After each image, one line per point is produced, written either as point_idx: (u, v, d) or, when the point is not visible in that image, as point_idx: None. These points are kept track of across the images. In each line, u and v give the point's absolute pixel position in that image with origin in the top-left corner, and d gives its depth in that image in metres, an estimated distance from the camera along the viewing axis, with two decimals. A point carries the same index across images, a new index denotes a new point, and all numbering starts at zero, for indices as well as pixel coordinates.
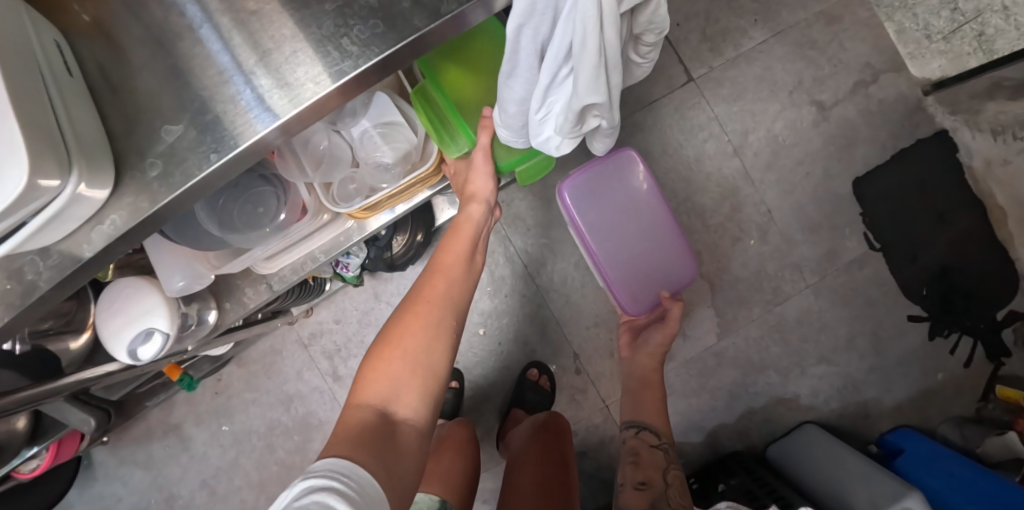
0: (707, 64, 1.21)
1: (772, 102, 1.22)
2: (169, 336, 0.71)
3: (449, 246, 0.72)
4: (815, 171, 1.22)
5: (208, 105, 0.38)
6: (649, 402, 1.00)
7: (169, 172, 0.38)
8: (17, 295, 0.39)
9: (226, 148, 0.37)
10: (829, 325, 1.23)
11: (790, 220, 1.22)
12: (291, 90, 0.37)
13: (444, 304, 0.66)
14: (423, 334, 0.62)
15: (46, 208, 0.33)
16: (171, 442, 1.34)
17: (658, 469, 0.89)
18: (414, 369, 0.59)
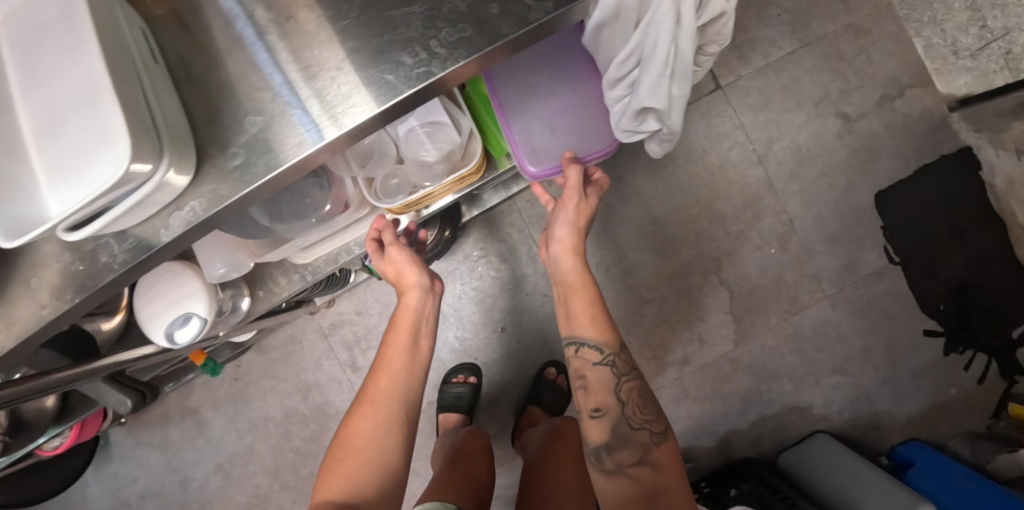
0: (735, 72, 1.22)
1: (797, 113, 1.23)
2: (207, 320, 0.72)
3: (392, 338, 0.72)
4: (838, 182, 1.23)
5: (293, 98, 0.39)
6: (581, 308, 0.73)
7: (251, 161, 0.38)
8: (91, 276, 0.40)
9: (310, 140, 0.38)
10: (845, 336, 1.24)
11: (810, 230, 1.23)
12: (364, 97, 0.38)
13: (391, 395, 0.68)
14: (375, 429, 0.66)
15: (136, 192, 0.33)
16: (187, 425, 1.36)
17: (609, 389, 0.71)
18: (368, 463, 0.64)
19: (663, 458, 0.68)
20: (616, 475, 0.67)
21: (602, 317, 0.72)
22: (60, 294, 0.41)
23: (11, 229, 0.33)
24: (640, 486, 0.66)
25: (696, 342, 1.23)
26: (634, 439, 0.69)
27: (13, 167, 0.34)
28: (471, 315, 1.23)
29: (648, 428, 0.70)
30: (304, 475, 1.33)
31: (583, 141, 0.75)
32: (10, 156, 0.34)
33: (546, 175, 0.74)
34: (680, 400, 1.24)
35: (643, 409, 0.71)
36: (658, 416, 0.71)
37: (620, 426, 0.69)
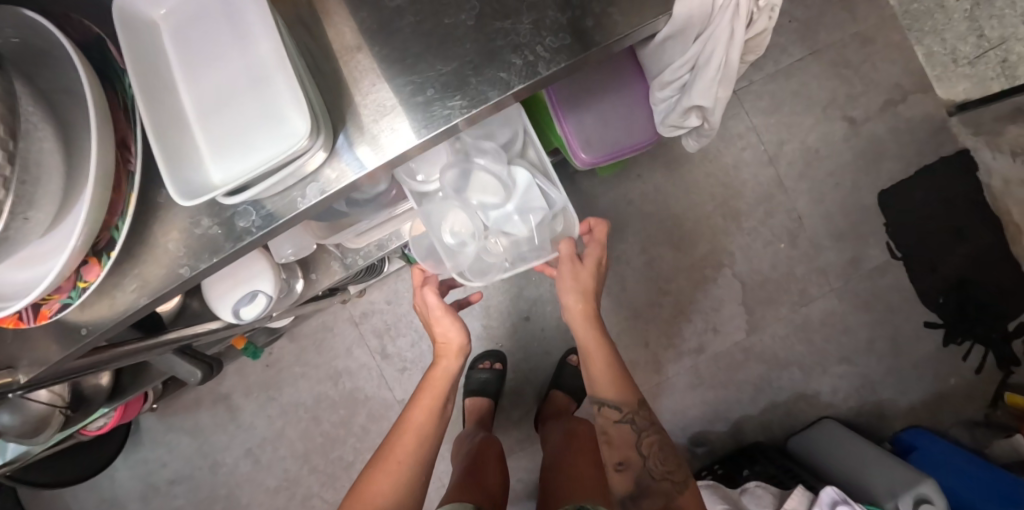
0: (748, 77, 1.29)
1: (807, 116, 1.30)
2: (273, 297, 0.79)
3: (422, 397, 0.80)
4: (845, 181, 1.30)
5: (421, 88, 0.45)
6: (599, 370, 0.83)
7: (381, 142, 0.45)
8: (229, 238, 0.46)
9: (434, 124, 0.44)
10: (851, 327, 1.31)
11: (818, 226, 1.30)
12: (479, 92, 0.44)
13: (424, 430, 0.77)
14: (395, 479, 0.72)
15: (295, 165, 0.40)
16: (219, 410, 1.41)
17: (630, 445, 0.82)
18: None
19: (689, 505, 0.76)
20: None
21: (618, 374, 0.84)
22: (196, 254, 0.47)
23: (184, 192, 0.39)
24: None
25: (710, 331, 1.30)
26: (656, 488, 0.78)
27: (184, 143, 0.41)
28: (497, 305, 1.29)
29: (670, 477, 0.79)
30: (333, 459, 1.39)
31: (628, 129, 0.81)
32: (182, 133, 0.41)
33: (597, 161, 0.82)
34: (696, 386, 1.30)
35: (664, 461, 0.81)
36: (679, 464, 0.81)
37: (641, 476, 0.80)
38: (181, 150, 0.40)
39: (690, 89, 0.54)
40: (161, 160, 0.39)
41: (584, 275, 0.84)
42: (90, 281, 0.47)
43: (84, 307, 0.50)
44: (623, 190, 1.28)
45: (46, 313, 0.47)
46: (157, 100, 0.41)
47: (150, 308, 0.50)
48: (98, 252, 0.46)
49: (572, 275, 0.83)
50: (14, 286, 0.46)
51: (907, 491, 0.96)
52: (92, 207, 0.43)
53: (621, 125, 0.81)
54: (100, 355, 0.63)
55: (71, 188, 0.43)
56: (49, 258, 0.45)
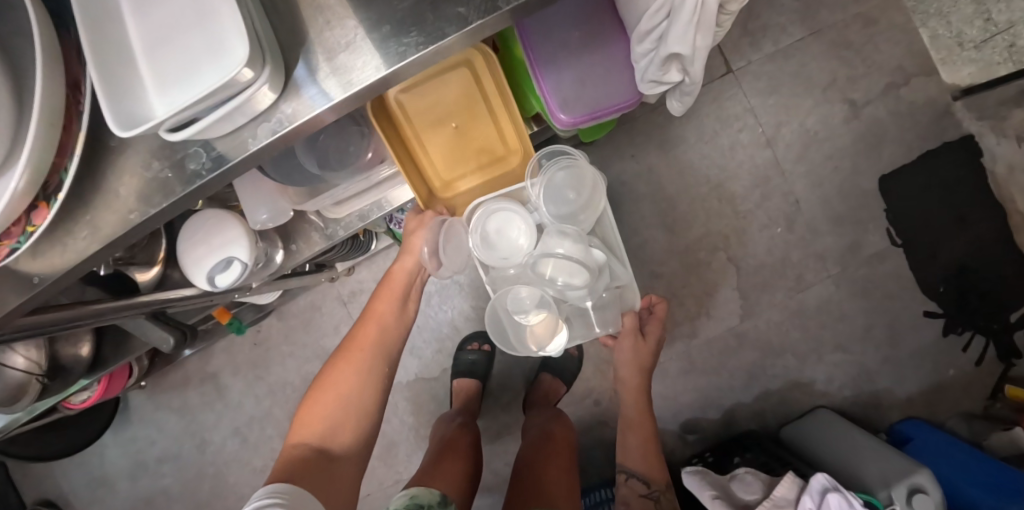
0: (746, 57, 1.27)
1: (806, 98, 1.27)
2: (248, 265, 0.75)
3: (384, 294, 0.87)
4: (844, 165, 1.28)
5: (377, 24, 0.42)
6: (640, 444, 0.98)
7: (335, 80, 0.43)
8: (180, 182, 0.44)
9: (390, 62, 0.42)
10: (848, 315, 1.28)
11: (816, 211, 1.27)
12: (436, 28, 0.42)
13: (369, 351, 0.81)
14: (355, 376, 0.79)
15: (239, 99, 0.38)
16: (207, 389, 1.40)
17: None
18: (343, 404, 0.76)
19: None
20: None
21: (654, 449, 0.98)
22: (147, 200, 0.46)
23: (123, 123, 0.37)
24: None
25: (703, 316, 1.27)
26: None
27: (126, 74, 0.39)
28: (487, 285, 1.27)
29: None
30: None
31: (607, 91, 0.79)
32: (124, 64, 0.39)
33: (576, 122, 0.79)
34: (687, 372, 1.28)
35: None
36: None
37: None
38: (122, 81, 0.38)
39: (667, 35, 0.52)
40: (101, 91, 0.37)
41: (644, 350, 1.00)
42: (38, 226, 0.45)
43: (36, 255, 0.48)
44: (616, 171, 1.26)
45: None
46: (101, 31, 0.39)
47: (103, 256, 0.48)
48: (47, 197, 0.44)
49: (630, 355, 0.99)
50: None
51: (901, 481, 0.93)
52: (36, 146, 0.41)
53: (601, 88, 0.79)
54: (57, 313, 0.62)
55: (18, 126, 0.41)
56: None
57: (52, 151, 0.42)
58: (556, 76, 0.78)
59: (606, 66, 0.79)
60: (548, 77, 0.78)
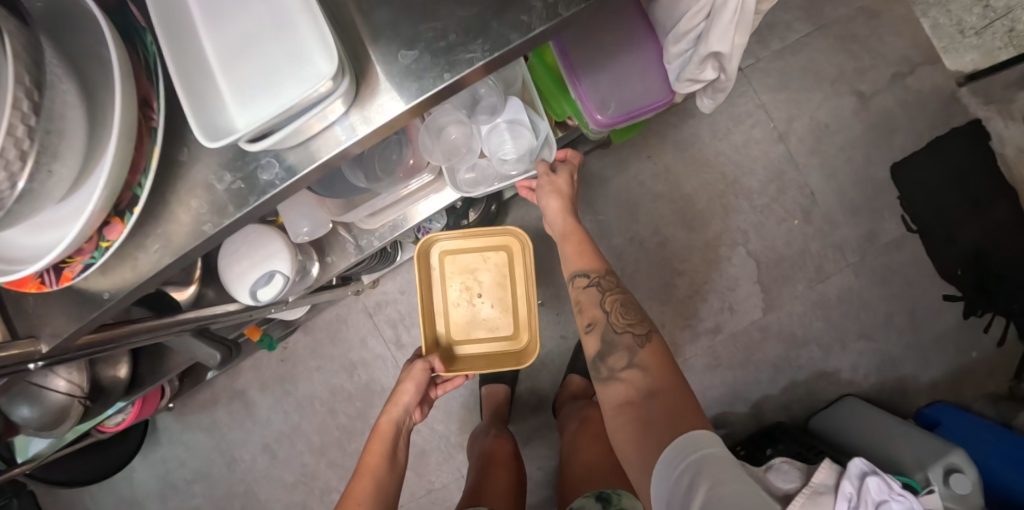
0: (754, 55, 1.29)
1: (815, 92, 1.29)
2: (290, 277, 0.77)
3: (371, 447, 0.82)
4: (856, 156, 1.30)
5: (442, 35, 0.44)
6: (573, 249, 0.86)
7: (402, 91, 0.45)
8: (253, 192, 0.46)
9: (457, 70, 0.44)
10: (869, 303, 1.30)
11: (831, 202, 1.29)
12: (500, 37, 0.44)
13: (371, 507, 0.74)
14: None
15: (318, 110, 0.40)
16: (235, 407, 1.41)
17: (598, 305, 0.79)
18: None
19: (649, 359, 0.71)
20: (609, 383, 0.72)
21: (589, 249, 0.85)
22: (219, 211, 0.47)
23: (209, 134, 0.39)
24: (625, 389, 0.69)
25: (726, 311, 1.29)
26: (618, 342, 0.74)
27: (207, 89, 0.41)
28: None
29: (633, 331, 0.75)
30: (350, 452, 1.38)
31: (643, 92, 0.81)
32: (204, 80, 0.41)
33: (614, 123, 0.81)
34: (713, 367, 1.29)
35: (626, 315, 0.77)
36: (641, 317, 0.77)
37: (606, 332, 0.76)
38: (205, 96, 0.40)
39: (707, 35, 0.55)
40: (187, 107, 0.39)
41: (561, 184, 0.87)
42: (113, 241, 0.46)
43: (107, 270, 0.49)
44: (633, 172, 1.28)
45: (70, 274, 0.46)
46: (181, 49, 0.41)
47: (175, 268, 0.50)
48: (120, 212, 0.46)
49: (550, 193, 0.87)
50: (33, 246, 0.45)
51: (936, 461, 0.95)
52: (113, 161, 0.42)
53: (637, 89, 0.82)
54: (114, 329, 0.63)
55: (93, 142, 0.42)
56: (70, 219, 0.44)
57: (127, 166, 0.43)
58: (593, 81, 0.81)
59: (640, 66, 0.81)
60: (585, 82, 0.81)
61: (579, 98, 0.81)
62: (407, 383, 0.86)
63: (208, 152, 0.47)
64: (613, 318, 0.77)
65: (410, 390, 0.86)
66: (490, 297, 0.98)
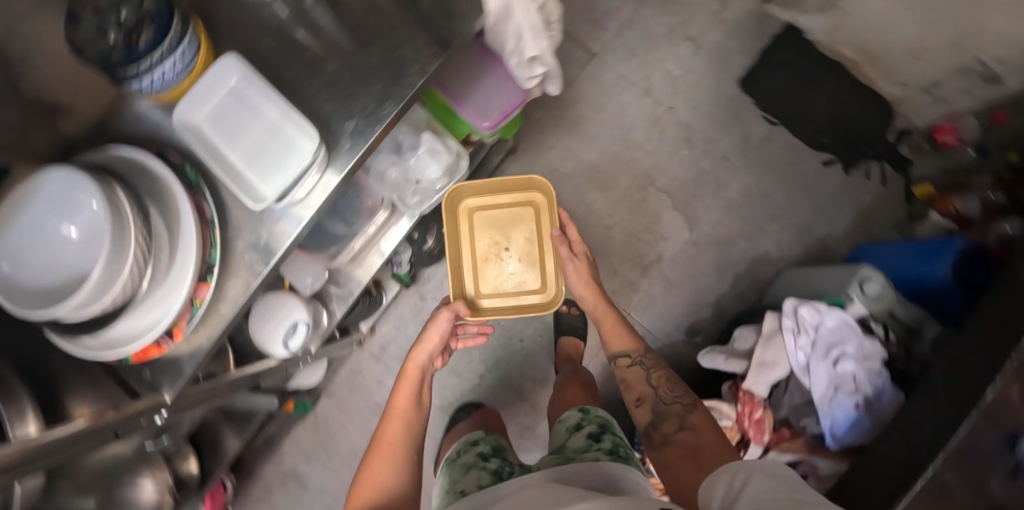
0: (600, 39, 1.58)
1: (657, 50, 1.58)
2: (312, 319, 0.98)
3: (400, 392, 0.97)
4: (708, 85, 1.58)
5: (364, 107, 0.77)
6: (612, 333, 1.13)
7: (353, 144, 0.76)
8: (285, 235, 0.74)
9: (379, 122, 0.76)
10: (768, 191, 1.55)
11: (705, 126, 1.56)
12: (399, 95, 0.77)
13: (403, 439, 0.88)
14: (391, 455, 0.85)
15: (312, 168, 0.72)
16: (290, 486, 1.54)
17: (643, 380, 1.02)
18: (380, 486, 0.80)
19: (697, 421, 0.89)
20: (665, 444, 0.88)
21: (631, 333, 1.11)
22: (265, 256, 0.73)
23: (257, 201, 0.70)
24: (678, 434, 0.87)
25: (661, 240, 1.52)
26: (670, 411, 0.93)
27: (245, 178, 0.71)
28: None
29: (679, 399, 0.95)
30: None
31: (510, 93, 1.06)
32: (241, 174, 0.71)
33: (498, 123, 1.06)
34: (670, 289, 1.51)
35: (671, 389, 0.98)
36: (682, 389, 0.98)
37: (653, 404, 0.97)
38: (245, 181, 0.71)
39: (523, 47, 0.87)
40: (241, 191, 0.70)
41: (585, 271, 1.18)
42: (203, 297, 0.69)
43: (200, 327, 0.71)
44: (543, 161, 1.53)
45: (179, 330, 0.68)
46: (223, 161, 0.71)
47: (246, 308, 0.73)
48: (204, 276, 0.69)
49: (576, 274, 1.17)
50: (148, 322, 0.65)
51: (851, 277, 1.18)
52: (196, 240, 0.67)
53: (506, 92, 1.06)
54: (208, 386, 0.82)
55: (177, 236, 0.67)
56: (173, 292, 0.66)
57: (203, 243, 0.68)
58: (472, 99, 1.05)
59: (502, 76, 1.06)
60: (467, 102, 1.05)
61: (467, 115, 1.05)
62: (436, 325, 1.07)
63: (246, 225, 0.73)
64: (658, 389, 0.99)
65: (434, 336, 1.06)
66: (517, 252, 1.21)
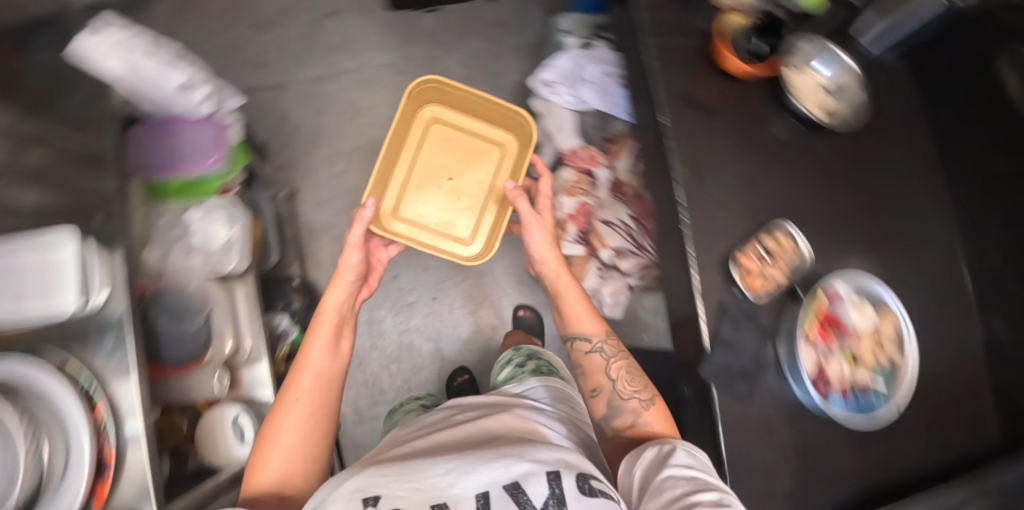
0: (266, 79, 1.92)
1: (311, 50, 1.94)
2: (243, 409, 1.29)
3: (313, 338, 1.04)
4: (366, 36, 1.96)
5: (109, 238, 0.99)
6: (573, 316, 1.17)
7: (111, 240, 0.99)
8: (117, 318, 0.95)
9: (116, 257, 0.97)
10: (457, 65, 1.96)
11: (388, 48, 1.96)
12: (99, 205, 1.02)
13: (314, 397, 0.97)
14: (296, 409, 0.95)
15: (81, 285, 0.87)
16: None
17: (602, 372, 1.09)
18: (287, 440, 0.92)
19: (654, 417, 1.01)
20: (616, 436, 1.01)
21: (599, 317, 1.15)
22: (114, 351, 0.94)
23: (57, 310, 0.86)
24: (628, 423, 1.01)
25: None
26: (629, 409, 1.02)
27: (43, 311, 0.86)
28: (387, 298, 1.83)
29: (638, 397, 1.03)
30: None
31: (203, 137, 1.41)
32: (32, 313, 0.86)
33: (219, 157, 1.41)
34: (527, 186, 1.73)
35: (631, 383, 1.06)
36: (647, 384, 1.07)
37: (614, 400, 1.04)
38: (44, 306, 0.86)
39: (183, 78, 1.38)
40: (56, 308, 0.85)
41: (538, 225, 1.25)
42: (104, 413, 0.90)
43: (117, 403, 0.93)
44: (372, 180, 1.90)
45: (100, 413, 0.89)
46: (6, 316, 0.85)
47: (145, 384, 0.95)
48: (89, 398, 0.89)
49: (541, 232, 1.24)
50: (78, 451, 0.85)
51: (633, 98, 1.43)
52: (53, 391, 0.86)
53: (201, 139, 1.41)
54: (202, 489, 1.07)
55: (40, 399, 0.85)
56: (77, 421, 0.86)
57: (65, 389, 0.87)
58: (192, 156, 1.39)
59: (186, 132, 1.40)
60: (181, 158, 1.38)
61: (201, 168, 1.39)
62: (335, 292, 1.11)
63: (87, 355, 0.94)
64: (616, 383, 1.06)
65: (334, 303, 1.10)
66: (461, 174, 1.54)
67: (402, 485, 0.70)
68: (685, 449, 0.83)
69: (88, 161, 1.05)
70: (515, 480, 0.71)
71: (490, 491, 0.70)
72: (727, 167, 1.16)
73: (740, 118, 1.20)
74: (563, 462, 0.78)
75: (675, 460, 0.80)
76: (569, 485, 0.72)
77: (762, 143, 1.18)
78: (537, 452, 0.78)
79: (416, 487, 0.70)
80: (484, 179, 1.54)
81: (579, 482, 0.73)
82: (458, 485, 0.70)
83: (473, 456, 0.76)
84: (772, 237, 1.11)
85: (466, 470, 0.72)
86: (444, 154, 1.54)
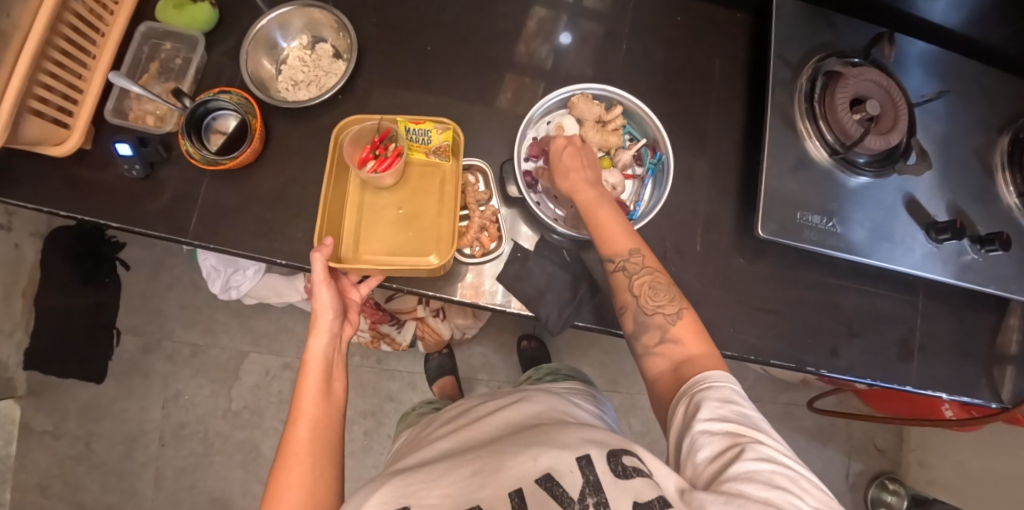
0: None
1: None
2: None
3: (316, 325, 0.62)
4: None
5: None
6: (607, 222, 0.63)
7: None
8: None
9: None
10: None
11: None
12: (161, 456, 1.18)
13: (316, 445, 0.56)
14: (306, 426, 0.56)
15: None
16: None
17: (626, 289, 0.60)
18: (312, 470, 0.54)
19: (685, 329, 0.56)
20: (646, 361, 0.58)
21: (630, 227, 0.63)
22: None
23: None
24: (668, 363, 0.56)
25: None
26: (653, 326, 0.58)
27: None
28: None
29: (664, 310, 0.58)
30: None
31: None
32: None
33: None
34: None
35: (655, 294, 0.59)
36: (679, 295, 0.59)
37: (635, 317, 0.59)
38: None
39: None
40: None
41: (574, 153, 0.68)
42: None
43: None
44: None
45: None
46: None
47: None
48: None
49: (570, 158, 0.67)
50: None
51: None
52: None
53: None
54: None
55: None
56: None
57: None
58: None
59: None
60: None
61: None
62: (319, 288, 0.62)
63: None
64: (637, 294, 0.59)
65: (328, 305, 0.63)
66: (409, 206, 0.71)
67: (429, 490, 0.46)
68: (713, 391, 0.48)
69: (133, 434, 1.18)
70: (547, 468, 0.44)
71: (523, 487, 0.43)
72: (579, 42, 0.77)
73: (465, 64, 0.76)
74: (594, 440, 0.48)
75: (700, 413, 0.47)
76: (603, 467, 0.44)
77: (539, 15, 0.78)
78: (566, 435, 0.48)
79: (448, 489, 0.45)
80: (439, 207, 0.71)
81: (611, 462, 0.44)
82: (491, 481, 0.44)
83: (500, 446, 0.49)
84: (606, 129, 0.73)
85: (497, 464, 0.45)
86: (395, 194, 0.72)
